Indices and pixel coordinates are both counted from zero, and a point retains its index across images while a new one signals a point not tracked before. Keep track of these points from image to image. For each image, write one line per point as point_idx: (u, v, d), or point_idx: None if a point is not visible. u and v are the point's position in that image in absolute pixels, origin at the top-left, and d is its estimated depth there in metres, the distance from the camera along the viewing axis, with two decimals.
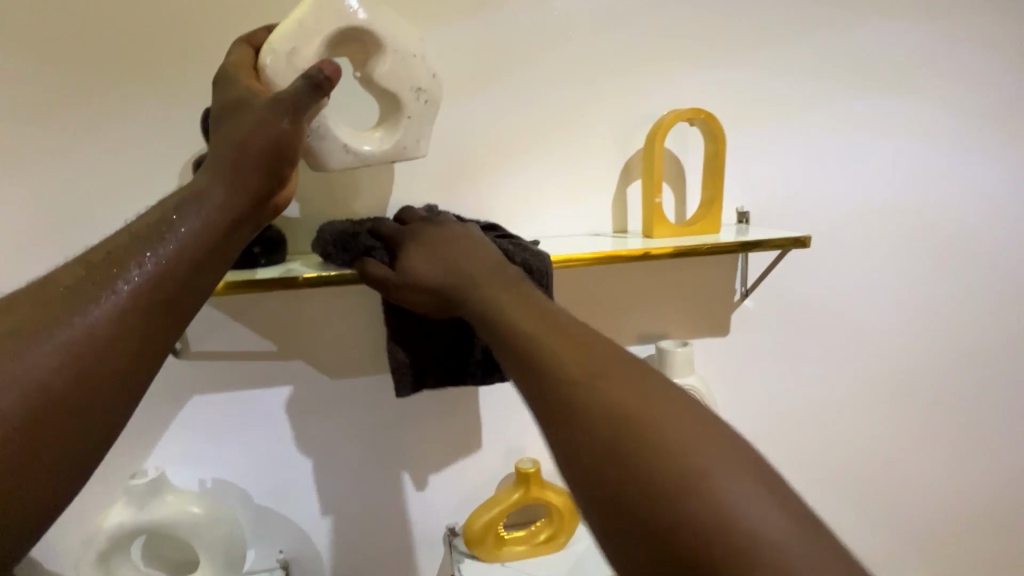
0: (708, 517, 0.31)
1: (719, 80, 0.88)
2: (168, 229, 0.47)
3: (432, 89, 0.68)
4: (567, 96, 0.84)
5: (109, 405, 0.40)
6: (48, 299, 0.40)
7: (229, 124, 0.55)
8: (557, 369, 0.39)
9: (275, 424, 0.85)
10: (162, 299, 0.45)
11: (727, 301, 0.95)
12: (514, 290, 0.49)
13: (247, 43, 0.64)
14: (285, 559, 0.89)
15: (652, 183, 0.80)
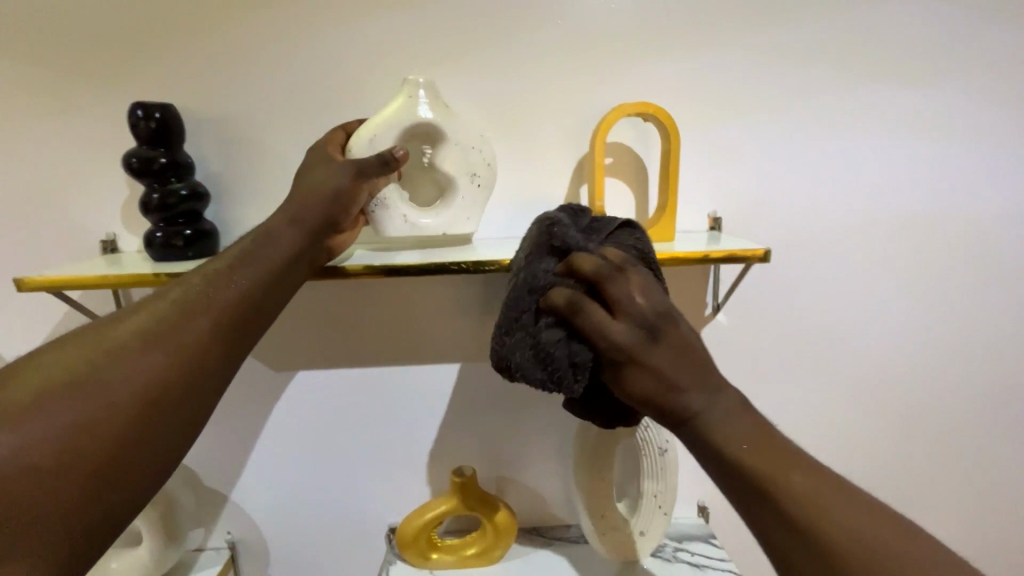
0: None
1: (689, 70, 0.79)
2: (249, 258, 0.59)
3: (486, 178, 0.73)
4: (516, 92, 0.80)
5: (192, 407, 0.49)
6: (161, 315, 0.51)
7: (308, 178, 0.68)
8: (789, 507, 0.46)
9: (224, 411, 0.88)
10: (245, 319, 0.55)
11: (696, 314, 0.86)
12: (780, 454, 0.48)
13: (342, 125, 0.75)
14: (232, 540, 0.92)
15: (594, 186, 0.73)
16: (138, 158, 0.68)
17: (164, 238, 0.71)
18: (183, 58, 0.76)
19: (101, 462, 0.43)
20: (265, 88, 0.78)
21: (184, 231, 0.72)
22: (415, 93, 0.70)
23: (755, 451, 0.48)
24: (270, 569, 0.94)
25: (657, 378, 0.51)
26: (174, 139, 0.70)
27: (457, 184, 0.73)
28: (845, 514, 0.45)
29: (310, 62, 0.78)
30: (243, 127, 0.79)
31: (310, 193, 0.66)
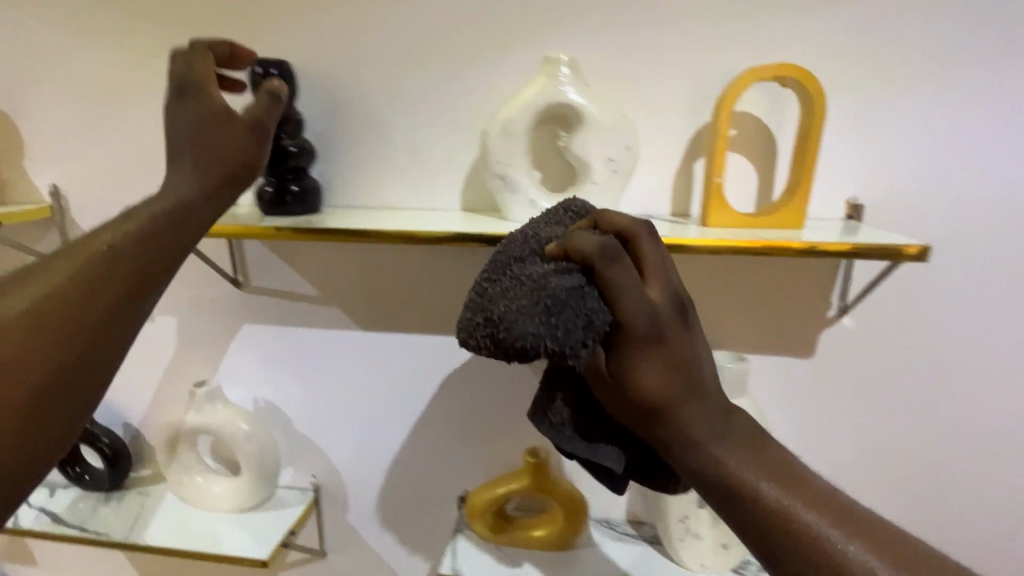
0: None
1: (846, 24, 0.65)
2: (146, 222, 0.46)
3: (624, 162, 0.64)
4: (628, 49, 0.68)
5: (70, 408, 0.40)
6: (22, 301, 0.39)
7: (188, 125, 0.53)
8: (795, 527, 0.43)
9: (315, 363, 0.91)
10: (115, 298, 0.42)
11: (817, 314, 0.75)
12: (779, 465, 0.46)
13: (206, 42, 0.57)
14: (316, 482, 0.97)
15: (712, 159, 0.63)
16: None
17: (274, 192, 0.75)
18: (289, 20, 0.76)
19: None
20: (363, 48, 0.75)
21: (292, 186, 0.75)
22: (556, 73, 0.65)
23: (757, 468, 0.45)
24: (348, 517, 0.98)
25: (672, 374, 0.46)
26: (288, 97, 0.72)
27: (592, 169, 0.65)
28: (856, 534, 0.42)
29: (408, 19, 0.72)
30: (340, 87, 0.77)
31: (192, 149, 0.52)
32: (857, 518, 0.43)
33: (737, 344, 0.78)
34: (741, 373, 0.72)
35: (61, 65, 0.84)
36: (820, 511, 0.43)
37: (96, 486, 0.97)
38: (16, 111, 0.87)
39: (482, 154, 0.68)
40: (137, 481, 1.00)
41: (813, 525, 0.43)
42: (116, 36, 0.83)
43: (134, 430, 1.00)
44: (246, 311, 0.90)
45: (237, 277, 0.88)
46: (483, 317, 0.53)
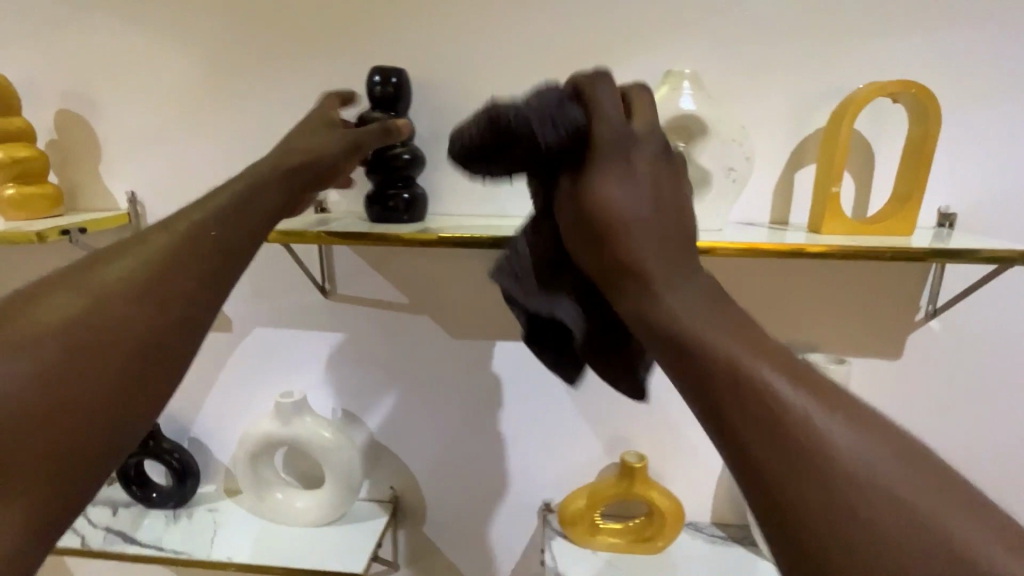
0: None
1: (956, 44, 0.67)
2: (233, 203, 0.51)
3: (745, 171, 0.67)
4: (742, 66, 0.70)
5: (160, 373, 0.42)
6: (125, 270, 0.43)
7: (298, 135, 0.63)
8: (793, 422, 0.31)
9: (400, 371, 0.90)
10: (210, 268, 0.47)
11: (906, 318, 0.79)
12: (777, 355, 0.34)
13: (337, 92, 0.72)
14: (394, 494, 0.95)
15: (829, 170, 0.66)
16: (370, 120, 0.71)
17: (385, 200, 0.74)
18: (396, 30, 0.78)
19: (76, 435, 0.38)
20: (471, 60, 0.77)
21: (403, 195, 0.74)
22: (679, 85, 0.67)
23: (746, 339, 0.34)
24: (424, 528, 0.97)
25: (641, 212, 0.40)
26: (402, 103, 0.72)
27: (712, 179, 0.68)
28: (861, 428, 0.31)
29: (520, 33, 0.75)
30: (445, 98, 0.78)
31: (304, 141, 0.62)
32: (885, 430, 0.31)
33: (831, 346, 0.82)
34: (843, 374, 0.75)
35: (151, 70, 0.84)
36: (829, 405, 0.32)
37: (162, 505, 0.93)
38: (99, 115, 0.86)
39: None
40: (202, 496, 0.97)
41: (814, 423, 0.31)
42: (210, 41, 0.83)
43: (202, 443, 0.97)
44: (331, 319, 0.89)
45: (325, 284, 0.87)
46: (490, 117, 0.47)
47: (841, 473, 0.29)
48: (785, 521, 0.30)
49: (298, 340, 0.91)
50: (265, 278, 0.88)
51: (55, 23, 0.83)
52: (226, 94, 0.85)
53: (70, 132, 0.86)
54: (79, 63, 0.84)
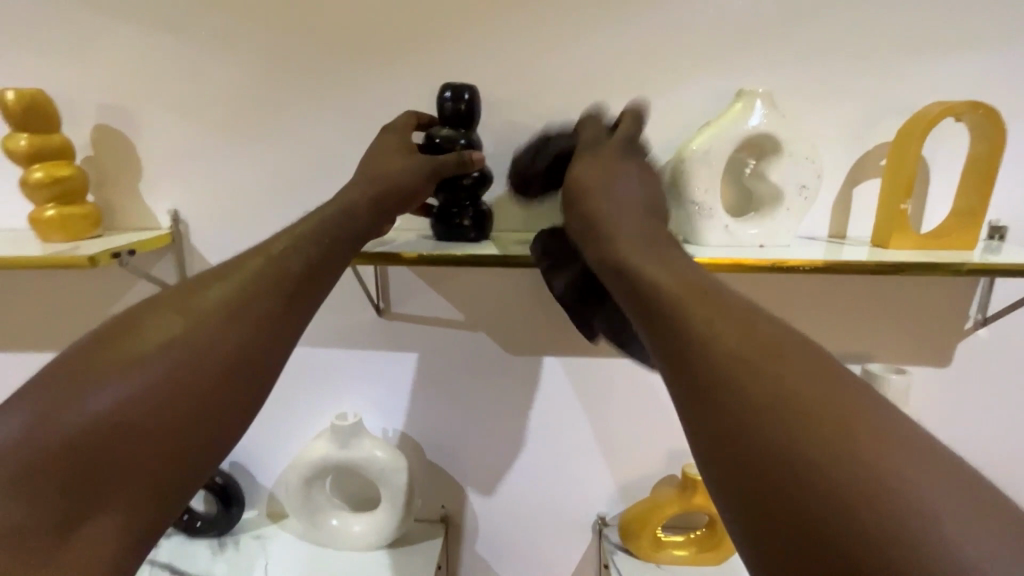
0: (826, 502, 0.33)
1: (1014, 64, 0.70)
2: (322, 230, 0.56)
3: (817, 189, 0.68)
4: (806, 83, 0.72)
5: (258, 377, 0.48)
6: (231, 287, 0.50)
7: (377, 156, 0.65)
8: (748, 372, 0.39)
9: (453, 388, 0.89)
10: (296, 289, 0.52)
11: (956, 327, 0.82)
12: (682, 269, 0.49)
13: (416, 115, 0.72)
14: (445, 513, 0.93)
15: (898, 187, 0.69)
16: (441, 138, 0.70)
17: (452, 217, 0.73)
18: (458, 45, 0.77)
19: (192, 429, 0.44)
20: (534, 76, 0.76)
21: (470, 212, 0.74)
22: (751, 104, 0.68)
23: (704, 295, 0.45)
24: (476, 546, 0.95)
25: (628, 214, 0.58)
26: (471, 121, 0.71)
27: (784, 196, 0.69)
28: (726, 310, 0.44)
29: (587, 48, 0.74)
30: (507, 114, 0.78)
31: (384, 164, 0.64)
32: (845, 398, 0.37)
33: (885, 356, 0.84)
34: (906, 384, 0.75)
35: (193, 82, 0.80)
36: (717, 307, 0.44)
37: (205, 533, 0.90)
38: (137, 131, 0.82)
39: (676, 180, 0.70)
40: (246, 522, 0.94)
41: (776, 378, 0.38)
42: (258, 52, 0.79)
43: (244, 467, 0.93)
44: (385, 337, 0.87)
45: (379, 303, 0.85)
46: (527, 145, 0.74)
47: (771, 389, 0.38)
48: (730, 446, 0.38)
49: (348, 359, 0.88)
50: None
51: (91, 33, 0.79)
52: (272, 109, 0.81)
53: (107, 148, 0.82)
54: (115, 75, 0.80)
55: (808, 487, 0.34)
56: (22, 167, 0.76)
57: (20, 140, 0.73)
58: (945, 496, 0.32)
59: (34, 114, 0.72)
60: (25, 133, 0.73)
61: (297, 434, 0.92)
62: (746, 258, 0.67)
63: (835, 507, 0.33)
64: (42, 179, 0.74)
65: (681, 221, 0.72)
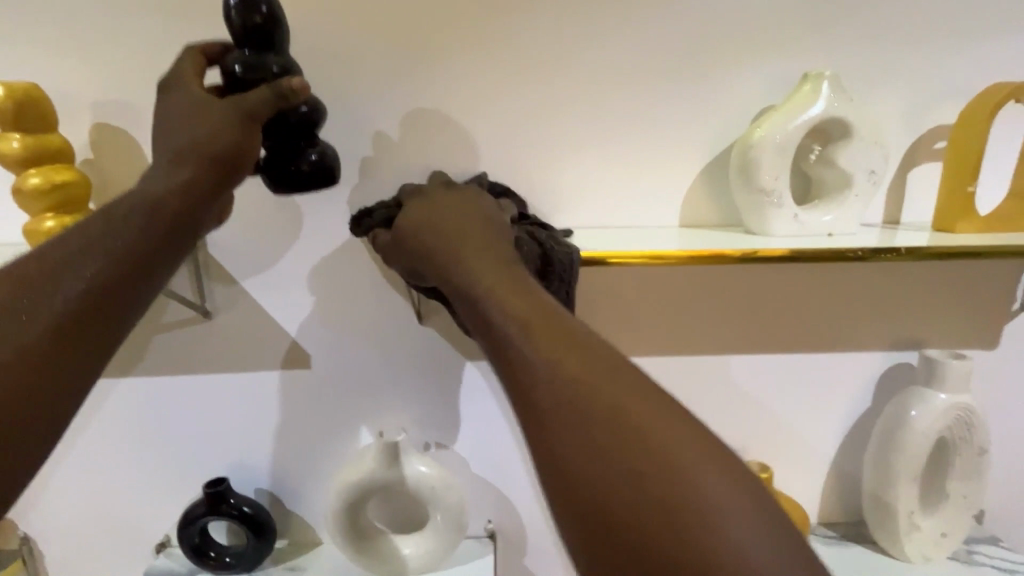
0: (627, 499, 0.31)
1: None
2: (114, 232, 0.49)
3: (886, 174, 0.67)
4: (859, 68, 0.70)
5: (49, 422, 0.43)
6: (5, 311, 0.43)
7: (172, 114, 0.54)
8: (551, 377, 0.36)
9: (497, 396, 0.84)
10: (94, 303, 0.47)
11: (1003, 309, 0.80)
12: (507, 269, 0.45)
13: (198, 49, 0.59)
14: (492, 529, 0.88)
15: (962, 169, 0.68)
16: (243, 66, 0.56)
17: (286, 167, 0.60)
18: (508, 27, 0.70)
19: None
20: (579, 62, 0.71)
21: (309, 156, 0.60)
22: (819, 86, 0.65)
23: (516, 296, 0.42)
24: (524, 563, 0.90)
25: (459, 213, 0.53)
26: (278, 41, 0.58)
27: (853, 182, 0.67)
28: (522, 303, 0.41)
29: (646, 33, 0.70)
30: (552, 102, 0.72)
31: (191, 128, 0.53)
32: (645, 395, 0.34)
33: (939, 341, 0.81)
34: (968, 369, 0.75)
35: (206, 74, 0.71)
36: (511, 303, 0.41)
37: (235, 570, 0.82)
38: (139, 129, 0.73)
39: (743, 168, 0.67)
40: (276, 554, 0.86)
41: (554, 375, 0.36)
42: None
43: (272, 494, 0.86)
44: (422, 346, 0.82)
45: (419, 309, 0.79)
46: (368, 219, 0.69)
47: (567, 389, 0.35)
48: (547, 460, 0.34)
49: (381, 371, 0.82)
50: (351, 304, 0.80)
51: (91, 20, 0.70)
52: None
53: (111, 149, 0.73)
54: (118, 69, 0.71)
55: (604, 491, 0.32)
56: (14, 173, 0.67)
57: (12, 142, 0.64)
58: (735, 499, 0.30)
59: (29, 113, 0.64)
60: (17, 135, 0.65)
61: (327, 454, 0.85)
62: (821, 248, 0.65)
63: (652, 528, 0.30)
64: (39, 185, 0.65)
65: (747, 210, 0.69)
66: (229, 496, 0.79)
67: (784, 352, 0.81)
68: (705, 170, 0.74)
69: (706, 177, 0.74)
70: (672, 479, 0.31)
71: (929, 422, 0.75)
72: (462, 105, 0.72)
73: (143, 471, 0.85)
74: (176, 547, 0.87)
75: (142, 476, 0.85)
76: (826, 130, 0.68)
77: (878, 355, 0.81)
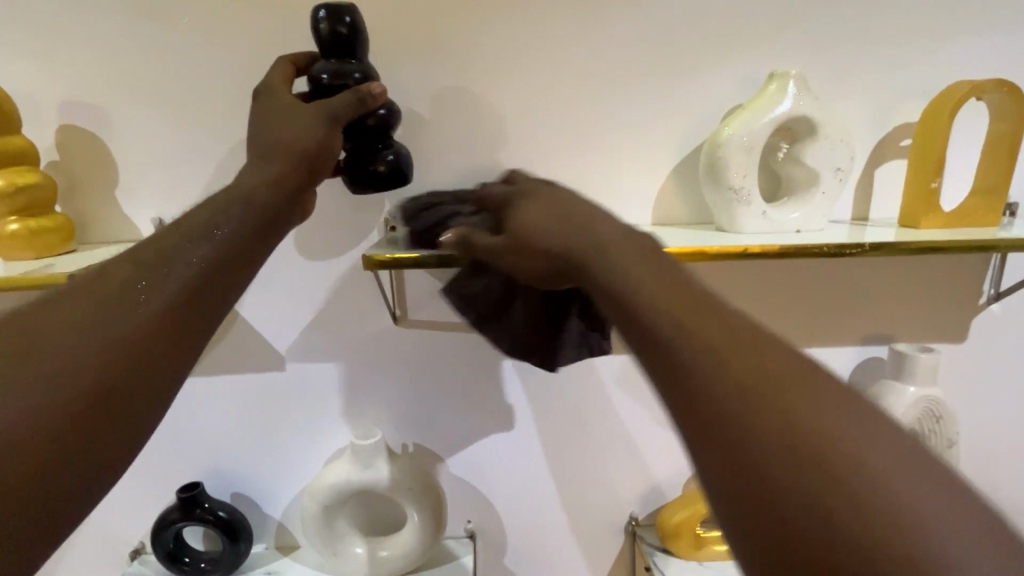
0: (853, 551, 0.25)
1: (1015, 48, 0.72)
2: (220, 221, 0.45)
3: (852, 171, 0.68)
4: (825, 68, 0.71)
5: (137, 439, 0.36)
6: (119, 292, 0.37)
7: (268, 115, 0.53)
8: (740, 387, 0.29)
9: (474, 396, 0.84)
10: (205, 294, 0.41)
11: (970, 303, 0.82)
12: (648, 261, 0.38)
13: (290, 59, 0.59)
14: (472, 528, 0.88)
15: (924, 167, 0.69)
16: (328, 73, 0.56)
17: (363, 168, 0.59)
18: (480, 28, 0.70)
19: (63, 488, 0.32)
20: (551, 62, 0.72)
21: (385, 157, 0.60)
22: (785, 86, 0.66)
23: (671, 292, 0.35)
24: (505, 563, 0.90)
25: (567, 205, 0.45)
26: (358, 49, 0.58)
27: (820, 180, 0.68)
28: (686, 301, 0.34)
29: (617, 32, 0.71)
30: (525, 102, 0.73)
31: (285, 127, 0.52)
32: (870, 424, 0.27)
33: (908, 336, 0.83)
34: (935, 362, 0.76)
35: (174, 75, 0.71)
36: (669, 299, 0.34)
37: None
38: (106, 131, 0.72)
39: (712, 166, 0.68)
40: (253, 558, 0.86)
41: (745, 389, 0.29)
42: (247, 38, 0.70)
43: (249, 498, 0.85)
44: (398, 346, 0.81)
45: (394, 309, 0.79)
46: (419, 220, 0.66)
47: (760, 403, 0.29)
48: (726, 483, 0.28)
49: (358, 373, 0.82)
50: (325, 306, 0.79)
51: (58, 20, 0.69)
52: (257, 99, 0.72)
53: (79, 152, 0.72)
54: (85, 70, 0.70)
55: (821, 536, 0.25)
56: None
57: None
58: (990, 537, 0.24)
59: None
60: None
61: (304, 457, 0.84)
62: (788, 244, 0.66)
63: (864, 555, 0.24)
64: (3, 188, 0.64)
65: (717, 208, 0.70)
66: (204, 501, 0.79)
67: None
68: (676, 169, 0.75)
69: (678, 176, 0.75)
70: (916, 541, 0.24)
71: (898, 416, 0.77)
72: (433, 105, 0.72)
73: (117, 477, 0.84)
74: (151, 554, 0.86)
75: (117, 482, 0.84)
76: (794, 129, 0.69)
77: (848, 350, 0.83)
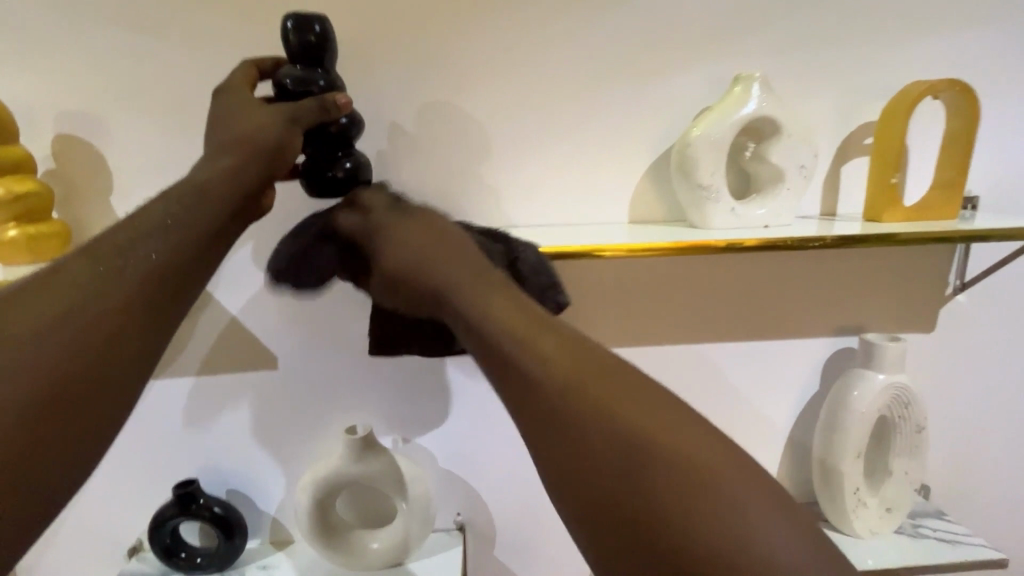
0: (659, 515, 0.33)
1: (972, 48, 0.75)
2: (171, 220, 0.49)
3: (816, 168, 0.71)
4: (791, 70, 0.75)
5: (93, 433, 0.41)
6: (68, 295, 0.42)
7: (230, 115, 0.56)
8: (570, 401, 0.38)
9: (461, 391, 0.86)
10: (157, 293, 0.46)
11: (937, 294, 0.85)
12: (505, 296, 0.47)
13: (252, 63, 0.61)
14: (461, 520, 0.91)
15: (885, 163, 0.73)
16: (292, 77, 0.57)
17: (321, 173, 0.60)
18: (461, 35, 0.74)
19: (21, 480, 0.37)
20: (530, 68, 0.75)
21: (345, 164, 0.60)
22: (750, 88, 0.69)
23: (518, 331, 0.43)
24: (493, 553, 0.93)
25: (433, 247, 0.53)
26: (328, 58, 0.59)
27: (786, 176, 0.72)
28: (528, 339, 0.42)
29: (593, 39, 0.74)
30: (506, 107, 0.76)
31: (241, 125, 0.54)
32: (662, 414, 0.37)
33: (878, 326, 0.86)
34: (903, 350, 0.79)
35: (168, 84, 0.74)
36: (516, 336, 0.42)
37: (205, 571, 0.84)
38: (102, 138, 0.75)
39: (683, 165, 0.71)
40: (248, 554, 0.88)
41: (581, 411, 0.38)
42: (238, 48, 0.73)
43: (243, 495, 0.88)
44: None
45: None
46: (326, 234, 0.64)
47: (583, 414, 0.37)
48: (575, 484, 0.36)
49: (348, 369, 0.85)
50: (316, 305, 0.82)
51: (56, 32, 0.72)
52: None
53: (77, 159, 0.75)
54: (82, 80, 0.73)
55: (636, 512, 0.34)
56: None
57: None
58: (732, 471, 0.35)
59: None
60: None
61: (296, 453, 0.87)
62: (752, 238, 0.69)
63: (665, 517, 0.33)
64: (3, 196, 0.67)
65: (688, 205, 0.73)
66: (199, 497, 0.81)
67: (733, 340, 0.85)
68: (651, 168, 0.78)
69: (652, 174, 0.78)
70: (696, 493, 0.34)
71: (869, 402, 0.80)
72: (418, 110, 0.75)
73: (113, 475, 0.86)
74: (148, 551, 0.88)
75: (115, 480, 0.86)
76: (760, 129, 0.72)
77: (821, 340, 0.86)
